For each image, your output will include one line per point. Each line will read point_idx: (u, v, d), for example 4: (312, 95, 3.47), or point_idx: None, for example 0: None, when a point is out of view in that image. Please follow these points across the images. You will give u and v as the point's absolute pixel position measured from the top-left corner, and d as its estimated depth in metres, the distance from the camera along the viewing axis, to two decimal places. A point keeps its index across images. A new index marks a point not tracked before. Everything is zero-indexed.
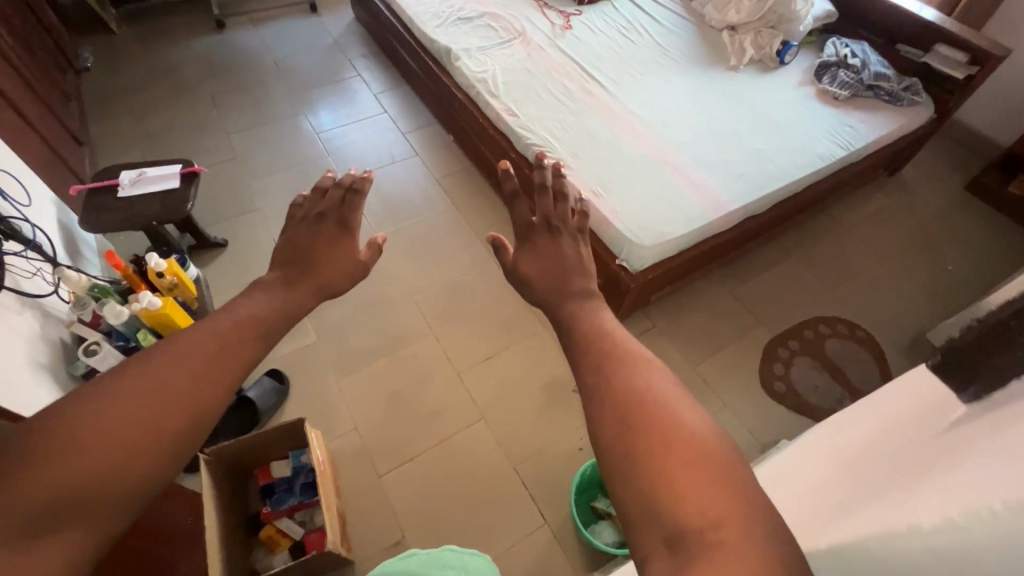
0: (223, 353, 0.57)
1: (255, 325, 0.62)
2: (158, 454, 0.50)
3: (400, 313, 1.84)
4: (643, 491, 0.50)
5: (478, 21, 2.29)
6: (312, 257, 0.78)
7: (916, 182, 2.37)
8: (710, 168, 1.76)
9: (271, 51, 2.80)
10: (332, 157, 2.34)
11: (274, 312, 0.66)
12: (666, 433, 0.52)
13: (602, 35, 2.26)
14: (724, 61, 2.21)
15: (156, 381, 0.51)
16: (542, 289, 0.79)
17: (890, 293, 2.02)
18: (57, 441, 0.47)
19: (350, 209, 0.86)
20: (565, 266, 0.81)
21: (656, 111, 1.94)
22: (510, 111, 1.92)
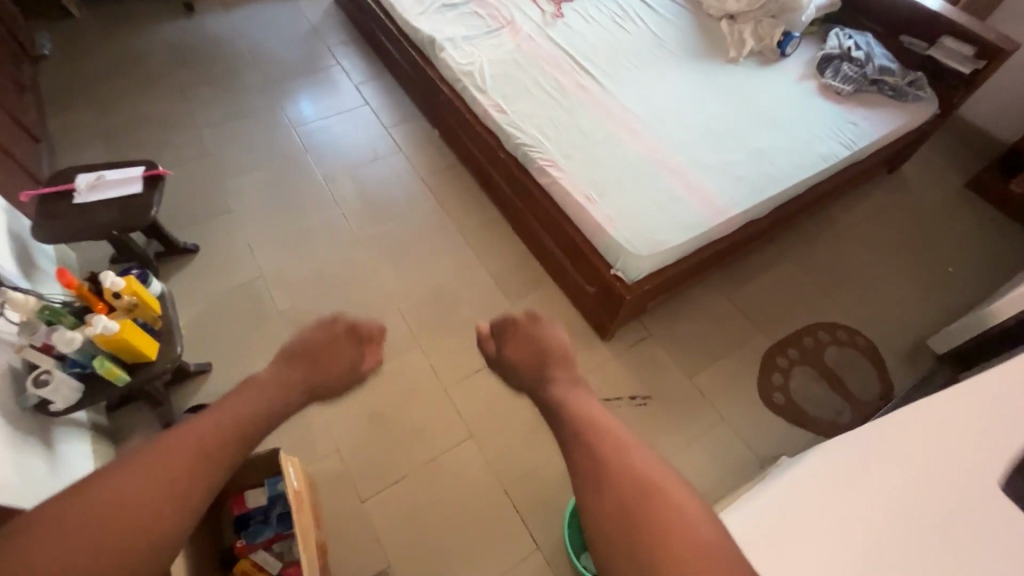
0: (214, 445, 0.75)
1: (244, 421, 0.81)
2: (151, 520, 0.66)
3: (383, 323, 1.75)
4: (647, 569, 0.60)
5: (464, 8, 2.15)
6: (320, 360, 1.04)
7: (917, 179, 2.30)
8: (709, 170, 1.68)
9: (243, 38, 2.63)
10: (309, 154, 2.20)
11: (261, 409, 0.85)
12: (647, 493, 0.66)
13: (596, 24, 2.14)
14: (723, 52, 2.10)
15: (157, 461, 0.70)
16: (532, 372, 0.96)
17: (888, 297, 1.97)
18: (84, 498, 0.65)
19: (356, 330, 1.14)
20: (546, 354, 0.98)
21: (652, 107, 1.84)
22: (497, 108, 1.81)
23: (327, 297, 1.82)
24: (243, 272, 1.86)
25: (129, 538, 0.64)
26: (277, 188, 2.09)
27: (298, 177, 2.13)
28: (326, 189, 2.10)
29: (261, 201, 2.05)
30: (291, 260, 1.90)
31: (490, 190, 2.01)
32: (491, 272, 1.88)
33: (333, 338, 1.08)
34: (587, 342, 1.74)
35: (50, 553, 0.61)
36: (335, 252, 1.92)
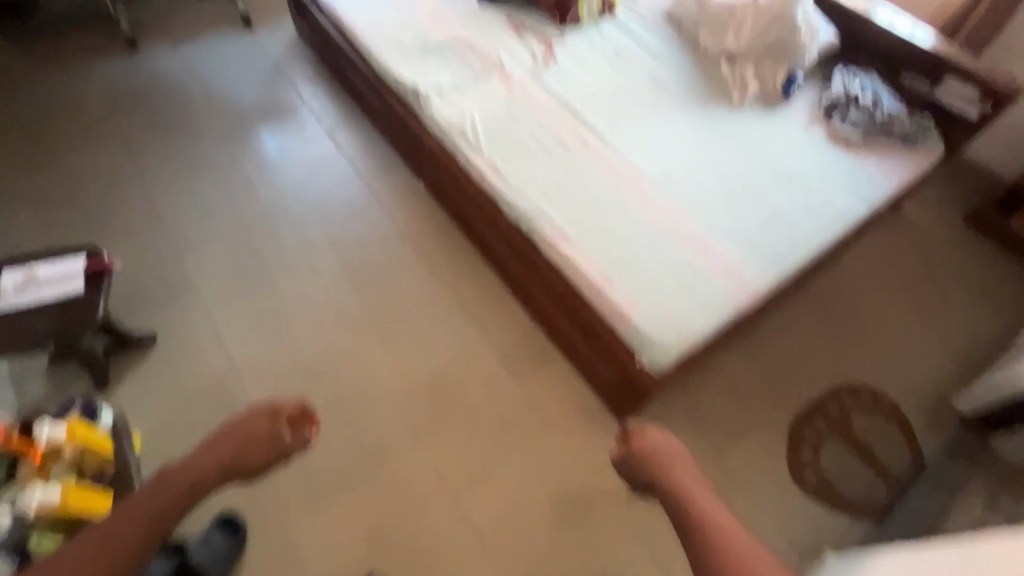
0: (127, 531, 0.83)
1: (153, 507, 0.87)
2: None
3: (377, 419, 1.57)
4: None
5: (447, 50, 1.97)
6: (241, 446, 1.06)
7: (925, 215, 2.21)
8: (729, 237, 1.56)
9: (198, 79, 2.38)
10: (280, 215, 1.97)
11: (173, 497, 0.89)
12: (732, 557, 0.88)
13: (592, 67, 1.99)
14: (726, 96, 1.99)
15: (73, 553, 0.79)
16: (657, 470, 1.18)
17: (910, 350, 1.87)
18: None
19: (281, 410, 1.15)
20: (664, 456, 1.21)
21: (662, 164, 1.71)
22: (495, 170, 1.64)
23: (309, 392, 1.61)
24: (212, 366, 1.63)
25: None
26: (245, 257, 1.86)
27: (269, 243, 1.90)
28: (301, 257, 1.87)
29: (228, 275, 1.81)
30: (266, 347, 1.67)
31: (487, 252, 1.83)
32: (494, 348, 1.71)
33: (259, 421, 1.11)
34: (604, 426, 1.60)
35: None
36: (318, 334, 1.71)
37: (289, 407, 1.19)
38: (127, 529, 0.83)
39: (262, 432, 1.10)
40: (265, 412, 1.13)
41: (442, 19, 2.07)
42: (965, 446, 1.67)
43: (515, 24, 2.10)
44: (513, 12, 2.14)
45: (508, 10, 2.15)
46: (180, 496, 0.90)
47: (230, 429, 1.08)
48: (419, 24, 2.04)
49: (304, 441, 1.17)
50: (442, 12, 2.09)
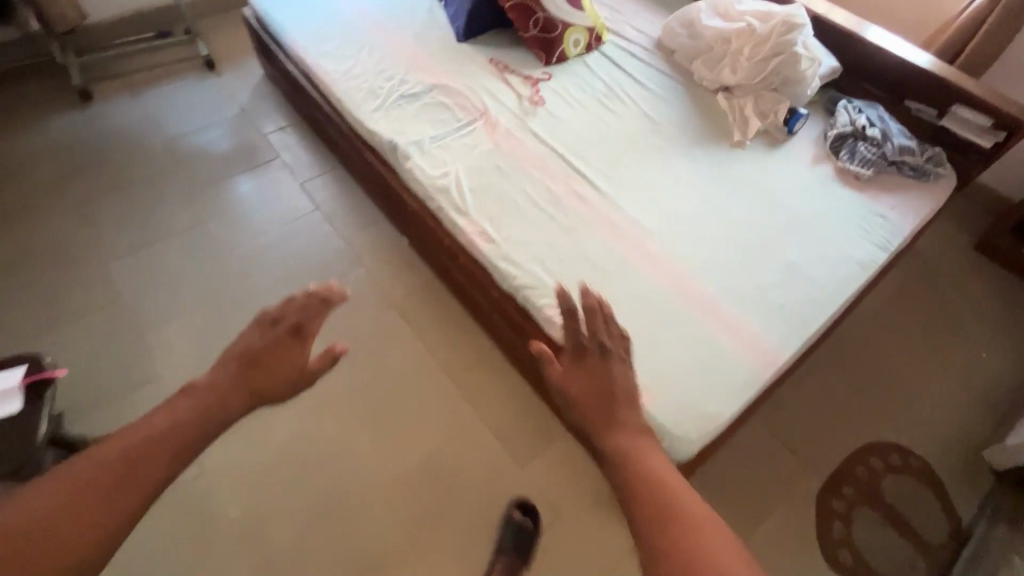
0: (143, 448, 0.69)
1: (167, 434, 0.72)
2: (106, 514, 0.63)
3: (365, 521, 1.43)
4: None
5: (426, 96, 1.83)
6: (272, 359, 0.89)
7: (935, 246, 2.11)
8: (744, 301, 1.43)
9: (159, 131, 2.21)
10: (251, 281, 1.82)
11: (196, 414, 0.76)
12: None
13: (582, 109, 1.86)
14: (726, 134, 1.87)
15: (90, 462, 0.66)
16: (594, 385, 0.81)
17: (938, 400, 1.75)
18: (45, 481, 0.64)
19: (308, 321, 0.95)
20: (611, 389, 0.82)
21: (665, 219, 1.57)
22: (485, 235, 1.50)
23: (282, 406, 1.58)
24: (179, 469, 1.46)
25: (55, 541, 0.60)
26: (214, 335, 1.69)
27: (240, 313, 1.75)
28: None
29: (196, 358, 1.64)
30: (240, 444, 1.50)
31: (480, 319, 1.68)
32: (493, 428, 1.57)
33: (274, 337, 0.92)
34: (617, 512, 1.47)
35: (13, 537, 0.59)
36: (298, 423, 1.55)
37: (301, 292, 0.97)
38: (114, 470, 0.66)
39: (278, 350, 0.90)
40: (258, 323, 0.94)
41: (418, 63, 1.93)
42: (1002, 508, 1.56)
43: (497, 64, 1.97)
44: (494, 52, 2.01)
45: (488, 49, 2.03)
46: (199, 421, 0.77)
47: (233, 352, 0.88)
48: (394, 69, 1.89)
49: (336, 361, 0.95)
50: (419, 55, 1.96)
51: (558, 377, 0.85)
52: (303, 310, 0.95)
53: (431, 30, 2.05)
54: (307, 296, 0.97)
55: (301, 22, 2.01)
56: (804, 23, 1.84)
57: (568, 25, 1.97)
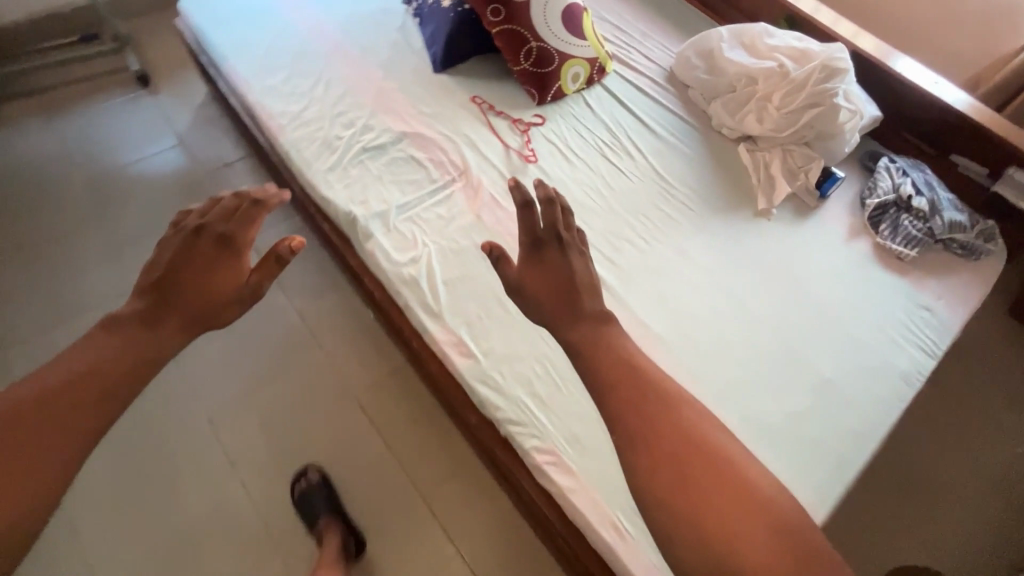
0: (119, 367, 0.76)
1: (110, 371, 0.75)
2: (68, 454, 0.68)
3: (307, 474, 1.39)
4: (648, 439, 0.74)
5: (393, 147, 1.52)
6: (191, 277, 0.85)
7: (987, 314, 1.81)
8: (771, 436, 1.19)
9: (81, 171, 1.89)
10: (180, 374, 1.51)
11: (124, 355, 0.77)
12: (664, 422, 0.75)
13: (580, 169, 1.57)
14: (749, 199, 1.59)
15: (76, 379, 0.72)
16: (551, 272, 0.91)
17: (989, 517, 1.51)
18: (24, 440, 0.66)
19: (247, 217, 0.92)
20: (575, 285, 0.91)
21: (676, 323, 1.32)
22: (461, 348, 1.22)
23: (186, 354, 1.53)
24: None
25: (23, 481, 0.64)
26: (135, 446, 1.42)
27: (158, 414, 1.46)
28: (213, 438, 1.44)
29: (114, 480, 1.38)
30: None
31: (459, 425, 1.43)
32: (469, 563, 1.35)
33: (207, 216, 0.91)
34: None
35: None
36: (243, 567, 1.31)
37: (232, 198, 0.94)
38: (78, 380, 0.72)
39: (196, 269, 0.86)
40: (198, 239, 0.88)
41: (388, 102, 1.61)
42: None
43: (481, 106, 1.66)
44: (478, 87, 1.70)
45: (471, 82, 1.71)
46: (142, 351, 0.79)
47: (165, 270, 0.85)
48: (358, 111, 1.57)
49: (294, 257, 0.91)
50: (388, 91, 1.64)
51: (520, 269, 0.92)
52: (225, 217, 0.91)
53: (404, 58, 1.73)
54: (241, 197, 0.94)
55: (247, 46, 1.67)
56: (847, 68, 1.56)
57: (566, 58, 1.66)
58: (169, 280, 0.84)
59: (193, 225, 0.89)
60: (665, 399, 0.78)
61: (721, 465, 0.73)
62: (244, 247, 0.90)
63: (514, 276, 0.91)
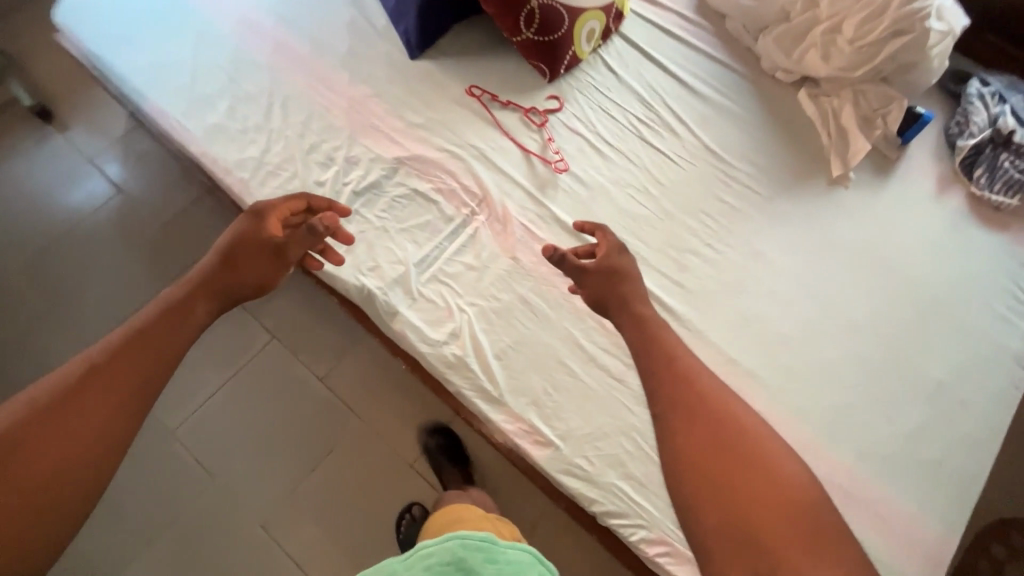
0: (160, 331, 0.81)
1: (155, 342, 0.79)
2: (119, 422, 0.71)
3: (412, 511, 1.35)
4: (690, 423, 0.70)
5: (389, 181, 1.22)
6: (248, 246, 0.98)
7: None
8: (889, 466, 1.07)
9: (11, 253, 1.56)
10: (192, 459, 1.38)
11: (158, 323, 0.82)
12: (714, 408, 0.71)
13: (618, 165, 1.29)
14: (821, 162, 1.33)
15: (140, 350, 0.77)
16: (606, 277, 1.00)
17: None
18: (86, 402, 0.70)
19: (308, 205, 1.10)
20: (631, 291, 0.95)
21: (766, 351, 1.15)
22: (536, 436, 1.06)
23: (171, 414, 1.42)
24: None
25: (77, 440, 0.67)
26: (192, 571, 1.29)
27: (178, 503, 1.34)
28: (273, 543, 1.32)
29: None
30: None
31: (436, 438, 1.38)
32: None
33: (252, 216, 1.02)
34: None
35: (55, 450, 0.66)
36: None
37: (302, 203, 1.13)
38: (138, 346, 0.77)
39: (257, 235, 0.99)
40: (252, 215, 1.02)
41: (366, 118, 1.27)
42: None
43: (482, 99, 1.31)
44: (472, 71, 1.34)
45: (461, 66, 1.35)
46: (177, 322, 0.83)
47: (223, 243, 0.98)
48: (333, 140, 1.24)
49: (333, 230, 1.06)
50: (362, 100, 1.29)
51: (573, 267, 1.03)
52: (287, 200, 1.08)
53: (368, 45, 1.34)
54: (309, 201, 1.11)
55: (164, 68, 1.28)
56: None
57: (576, 15, 1.29)
58: (227, 264, 0.95)
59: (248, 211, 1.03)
60: (707, 391, 0.73)
61: (763, 461, 0.67)
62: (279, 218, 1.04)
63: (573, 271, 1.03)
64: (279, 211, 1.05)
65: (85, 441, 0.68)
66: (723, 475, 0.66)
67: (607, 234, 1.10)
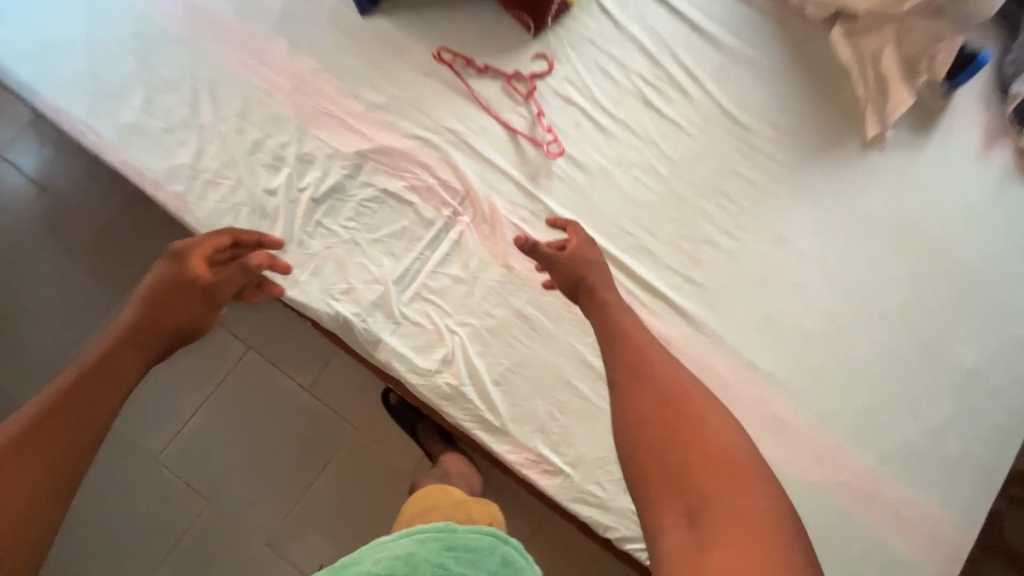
0: (94, 380, 0.74)
1: (91, 386, 0.73)
2: (64, 473, 0.66)
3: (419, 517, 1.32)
4: (633, 375, 0.76)
5: (354, 181, 1.03)
6: (173, 295, 0.86)
7: None
8: (914, 466, 1.02)
9: None
10: (182, 482, 1.31)
11: (90, 368, 0.75)
12: (655, 366, 0.76)
13: (620, 140, 1.10)
14: (853, 120, 1.15)
15: (77, 397, 0.71)
16: (581, 264, 0.93)
17: None
18: (23, 458, 0.64)
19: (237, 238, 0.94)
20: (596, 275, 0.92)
21: (787, 350, 1.05)
22: (544, 465, 0.99)
23: (151, 441, 1.32)
24: None
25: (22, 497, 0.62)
26: None
27: (177, 528, 1.29)
28: (282, 560, 1.30)
29: None
30: None
31: (394, 391, 1.34)
32: None
33: (173, 257, 0.88)
34: None
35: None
36: None
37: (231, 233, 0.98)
38: (71, 396, 0.71)
39: (182, 279, 0.86)
40: (172, 255, 0.87)
41: (317, 102, 1.05)
42: None
43: (455, 66, 1.09)
44: (439, 30, 1.10)
45: (426, 23, 1.10)
46: (110, 361, 0.77)
47: (142, 290, 0.86)
48: (280, 133, 1.03)
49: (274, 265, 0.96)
50: (308, 77, 1.05)
51: (550, 257, 0.94)
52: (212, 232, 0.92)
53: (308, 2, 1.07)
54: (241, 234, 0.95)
55: (55, 50, 1.02)
56: None
57: None
58: (149, 316, 0.83)
59: (168, 250, 0.88)
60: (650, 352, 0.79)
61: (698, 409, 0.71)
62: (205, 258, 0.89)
63: (546, 258, 0.94)
64: (203, 247, 0.89)
65: (28, 499, 0.62)
66: (661, 436, 0.69)
67: (580, 230, 0.98)
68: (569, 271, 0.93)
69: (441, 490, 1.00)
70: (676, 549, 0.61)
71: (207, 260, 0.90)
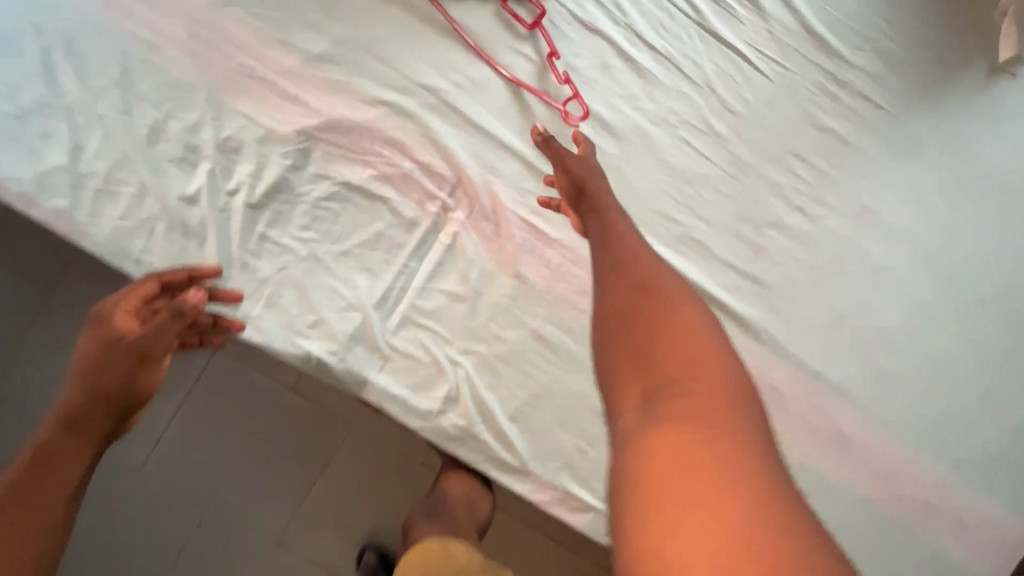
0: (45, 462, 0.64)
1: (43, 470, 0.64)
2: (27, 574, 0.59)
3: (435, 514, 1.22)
4: (614, 258, 0.57)
5: (303, 173, 0.76)
6: (108, 357, 0.67)
7: None
8: (998, 475, 0.88)
9: None
10: (173, 494, 1.19)
11: (42, 448, 0.65)
12: (647, 258, 0.56)
13: (659, 88, 0.80)
14: (969, 40, 0.85)
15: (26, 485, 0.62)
16: (580, 166, 0.67)
17: None
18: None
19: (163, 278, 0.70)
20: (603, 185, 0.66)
21: (861, 353, 0.87)
22: (574, 502, 0.83)
23: (139, 454, 1.19)
24: None
25: None
26: None
27: (178, 540, 1.18)
28: (297, 558, 1.20)
29: None
30: None
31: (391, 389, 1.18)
32: None
33: (95, 320, 0.68)
34: None
35: None
36: None
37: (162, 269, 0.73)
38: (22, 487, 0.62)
39: (107, 342, 0.67)
40: (92, 319, 0.69)
41: (235, 62, 0.74)
42: None
43: None
44: None
45: None
46: (61, 435, 0.66)
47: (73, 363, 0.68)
48: (187, 112, 0.74)
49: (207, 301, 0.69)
50: (219, 25, 0.74)
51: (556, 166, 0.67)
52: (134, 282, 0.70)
53: None
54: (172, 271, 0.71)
55: None
56: None
57: None
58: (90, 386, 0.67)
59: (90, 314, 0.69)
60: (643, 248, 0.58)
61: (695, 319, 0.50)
62: (129, 312, 0.68)
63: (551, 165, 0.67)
64: (123, 303, 0.68)
65: None
66: (638, 337, 0.49)
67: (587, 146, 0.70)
68: (574, 170, 0.67)
69: (439, 546, 0.77)
70: (631, 438, 0.44)
71: (134, 313, 0.68)
